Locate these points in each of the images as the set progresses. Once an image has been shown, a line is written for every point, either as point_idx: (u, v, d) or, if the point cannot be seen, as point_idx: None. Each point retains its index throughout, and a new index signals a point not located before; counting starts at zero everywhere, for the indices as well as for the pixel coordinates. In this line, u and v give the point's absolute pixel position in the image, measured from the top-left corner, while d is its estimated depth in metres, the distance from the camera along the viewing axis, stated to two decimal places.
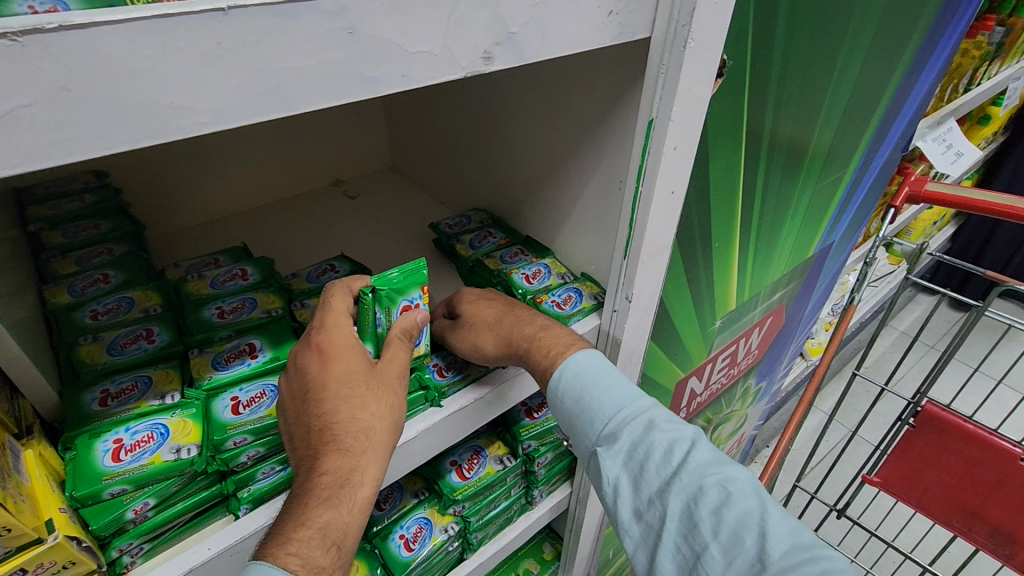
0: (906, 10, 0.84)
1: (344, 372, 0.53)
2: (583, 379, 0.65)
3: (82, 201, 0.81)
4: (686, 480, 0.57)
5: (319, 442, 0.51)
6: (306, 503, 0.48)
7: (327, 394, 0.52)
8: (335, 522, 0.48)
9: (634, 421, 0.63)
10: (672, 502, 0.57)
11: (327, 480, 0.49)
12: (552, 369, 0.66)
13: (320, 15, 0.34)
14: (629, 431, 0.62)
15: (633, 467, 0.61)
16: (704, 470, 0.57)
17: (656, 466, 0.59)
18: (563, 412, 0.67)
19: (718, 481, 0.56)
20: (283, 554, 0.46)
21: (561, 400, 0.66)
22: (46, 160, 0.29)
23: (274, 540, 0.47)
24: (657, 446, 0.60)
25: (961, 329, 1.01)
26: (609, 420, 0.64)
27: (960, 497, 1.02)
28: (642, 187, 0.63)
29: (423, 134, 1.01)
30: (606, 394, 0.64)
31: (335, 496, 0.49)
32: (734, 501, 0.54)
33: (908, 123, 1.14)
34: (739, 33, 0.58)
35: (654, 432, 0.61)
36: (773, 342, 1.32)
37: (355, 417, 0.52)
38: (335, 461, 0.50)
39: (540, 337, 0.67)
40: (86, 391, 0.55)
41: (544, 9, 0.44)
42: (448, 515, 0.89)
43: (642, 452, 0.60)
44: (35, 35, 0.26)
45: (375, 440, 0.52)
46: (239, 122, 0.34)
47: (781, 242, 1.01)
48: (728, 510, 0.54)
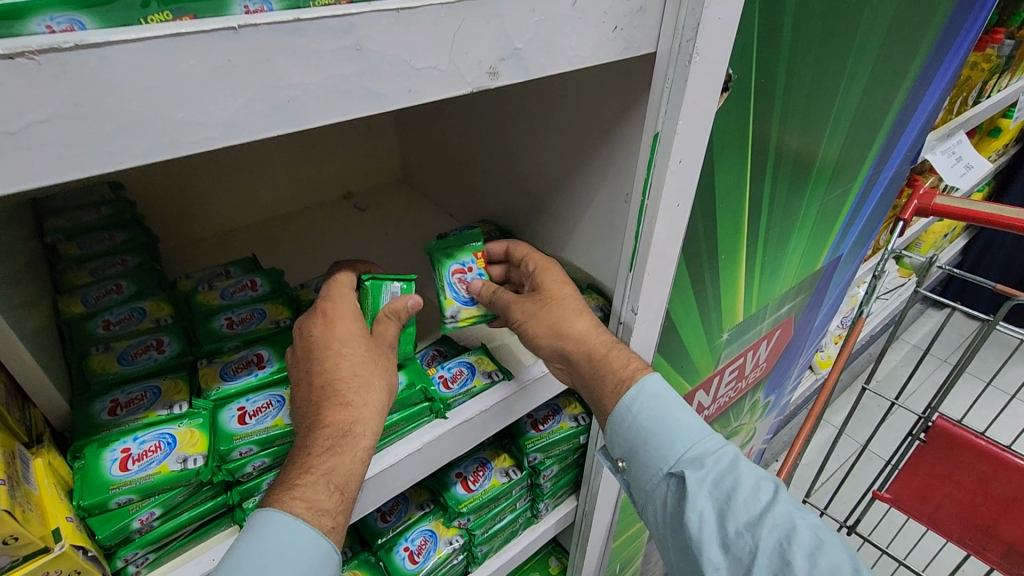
0: (914, 23, 0.84)
1: (346, 333, 0.56)
2: (666, 401, 0.64)
3: (97, 213, 0.82)
4: (778, 518, 0.57)
5: (322, 396, 0.53)
6: (309, 453, 0.51)
7: (331, 351, 0.55)
8: (338, 469, 0.51)
9: (719, 451, 0.62)
10: (765, 537, 0.56)
11: (330, 431, 0.51)
12: (629, 387, 0.65)
13: (328, 33, 0.34)
14: (715, 459, 0.62)
15: (718, 498, 0.60)
16: (794, 513, 0.58)
17: (745, 500, 0.59)
18: (639, 432, 0.65)
19: (809, 526, 0.56)
20: (289, 499, 0.48)
21: (637, 416, 0.64)
22: (58, 175, 0.30)
23: (280, 487, 0.50)
24: (746, 480, 0.60)
25: (972, 343, 0.99)
26: (693, 446, 0.63)
27: (973, 514, 1.00)
28: (647, 200, 0.63)
29: (432, 147, 1.02)
30: (688, 420, 0.64)
31: (337, 445, 0.51)
32: (827, 547, 0.55)
33: (917, 135, 1.13)
34: (745, 47, 0.58)
35: (741, 466, 0.61)
36: (782, 356, 1.31)
37: (355, 374, 0.55)
38: (337, 414, 0.52)
39: (614, 355, 0.66)
40: (96, 400, 0.56)
41: (549, 25, 0.44)
42: (453, 528, 0.88)
43: (729, 483, 0.60)
44: (51, 54, 0.27)
45: (375, 394, 0.55)
46: (247, 137, 0.35)
47: (789, 254, 1.00)
48: (822, 555, 0.54)
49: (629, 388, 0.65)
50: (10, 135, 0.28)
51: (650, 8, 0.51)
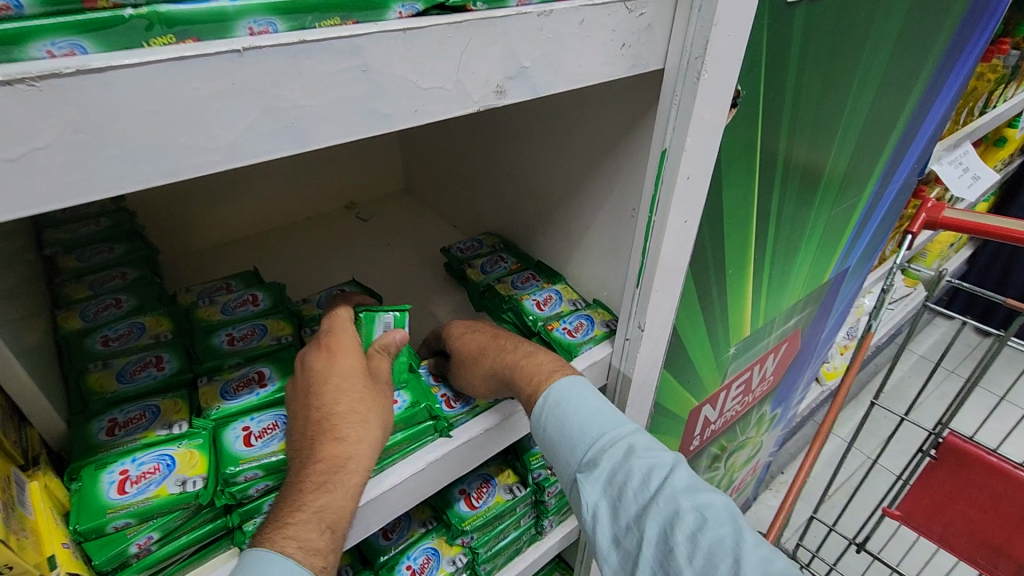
0: (920, 37, 0.84)
1: (346, 368, 0.56)
2: (562, 405, 0.61)
3: (96, 225, 0.83)
4: (662, 505, 0.52)
5: (315, 431, 0.52)
6: (301, 490, 0.49)
7: (328, 385, 0.54)
8: (330, 506, 0.49)
9: (615, 445, 0.58)
10: (649, 527, 0.52)
11: (322, 467, 0.50)
12: (536, 396, 0.62)
13: (333, 54, 0.34)
14: (608, 455, 0.57)
15: (610, 493, 0.56)
16: (681, 495, 0.52)
17: (633, 492, 0.54)
18: (547, 439, 0.62)
19: (693, 507, 0.51)
20: (280, 539, 0.47)
21: (544, 425, 0.62)
22: (56, 202, 0.29)
23: (272, 525, 0.48)
24: (635, 471, 0.55)
25: (983, 358, 0.98)
26: (591, 445, 0.59)
27: (984, 531, 0.98)
28: (654, 216, 0.62)
29: (436, 160, 1.01)
30: (583, 418, 0.60)
31: (330, 482, 0.50)
32: (711, 527, 0.50)
33: (924, 147, 1.12)
34: (753, 64, 0.58)
35: (633, 457, 0.56)
36: (788, 369, 1.30)
37: (351, 408, 0.54)
38: (332, 449, 0.51)
39: (524, 364, 0.65)
40: (94, 420, 0.55)
41: (557, 44, 0.44)
42: (456, 546, 0.87)
43: (621, 476, 0.56)
44: (51, 80, 0.26)
45: (371, 431, 0.54)
46: (251, 160, 0.34)
47: (796, 268, 0.99)
48: (703, 537, 0.49)
49: (536, 402, 0.63)
50: (10, 163, 0.27)
51: (657, 25, 0.50)
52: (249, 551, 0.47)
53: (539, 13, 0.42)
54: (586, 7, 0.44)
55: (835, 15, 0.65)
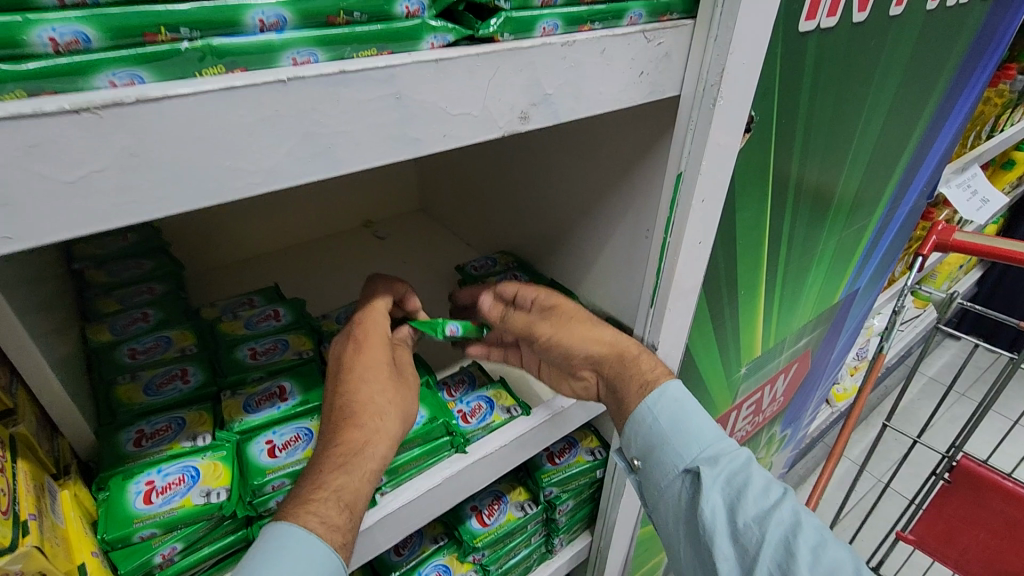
0: (930, 64, 0.86)
1: (370, 359, 0.58)
2: (686, 403, 0.62)
3: (124, 240, 0.85)
4: (786, 514, 0.56)
5: (337, 417, 0.54)
6: (322, 470, 0.51)
7: (354, 373, 0.57)
8: (349, 487, 0.50)
9: (733, 451, 0.61)
10: (773, 531, 0.55)
11: (343, 449, 0.52)
12: (651, 387, 0.63)
13: (370, 84, 0.36)
14: (729, 459, 0.60)
15: (730, 494, 0.58)
16: (802, 511, 0.56)
17: (755, 496, 0.57)
18: (655, 432, 0.63)
19: (814, 524, 0.55)
20: (301, 514, 0.47)
21: (656, 418, 0.62)
22: (109, 221, 0.31)
23: (295, 501, 0.49)
24: (757, 478, 0.58)
25: (996, 381, 0.97)
26: (710, 444, 0.61)
27: (999, 559, 0.97)
28: (669, 237, 0.63)
29: (453, 180, 1.03)
30: (706, 421, 0.62)
31: (349, 462, 0.51)
32: (830, 545, 0.53)
33: (934, 169, 1.14)
34: (767, 90, 0.59)
35: (753, 467, 0.60)
36: (799, 389, 1.30)
37: (372, 397, 0.56)
38: (352, 433, 0.53)
39: (642, 358, 0.65)
40: (122, 431, 0.56)
41: (579, 72, 0.46)
42: (467, 563, 0.87)
43: (741, 480, 0.59)
44: (114, 108, 0.28)
45: (390, 420, 0.55)
46: (290, 182, 0.36)
47: (807, 287, 1.00)
48: (828, 552, 0.52)
49: (650, 393, 0.63)
50: (69, 185, 0.29)
51: (675, 54, 0.52)
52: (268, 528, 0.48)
53: (563, 44, 0.44)
54: (607, 37, 0.46)
55: (846, 45, 0.66)
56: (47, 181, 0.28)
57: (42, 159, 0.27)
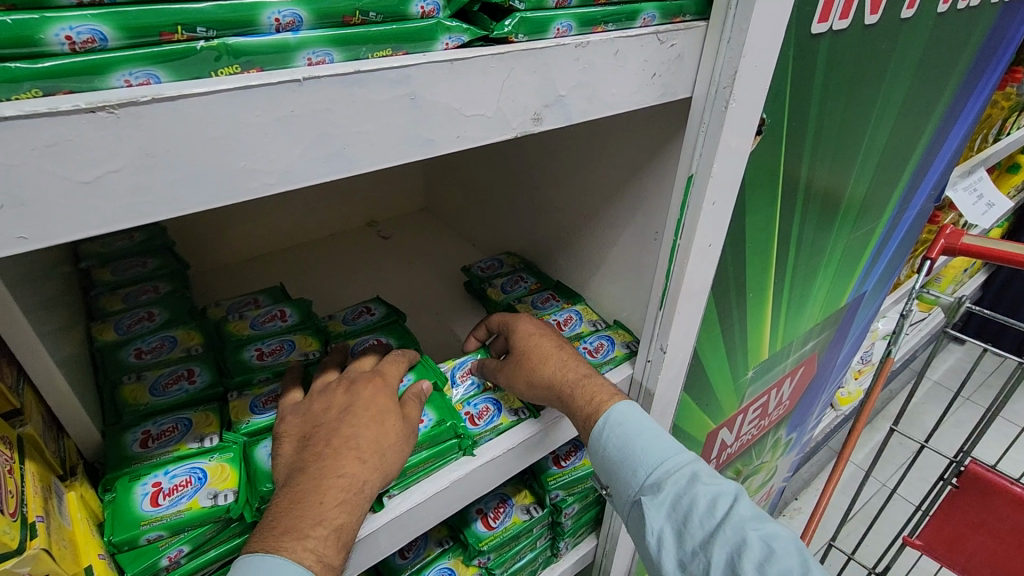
0: (940, 67, 0.85)
1: (382, 403, 0.57)
2: (628, 428, 0.62)
3: (130, 238, 0.85)
4: (729, 533, 0.54)
5: (340, 446, 0.51)
6: (319, 502, 0.48)
7: (365, 412, 0.55)
8: (346, 525, 0.48)
9: (678, 471, 0.60)
10: (716, 552, 0.54)
11: (344, 482, 0.49)
12: (594, 418, 0.64)
13: (386, 84, 0.35)
14: (673, 482, 0.59)
15: (675, 518, 0.58)
16: (749, 524, 0.55)
17: (699, 518, 0.56)
18: (605, 461, 0.64)
19: (760, 536, 0.53)
20: (299, 550, 0.45)
21: (604, 448, 0.63)
22: (124, 221, 0.30)
23: (286, 531, 0.46)
24: (702, 497, 0.57)
25: (1006, 386, 0.96)
26: (654, 469, 0.61)
27: (1007, 565, 0.96)
28: (679, 240, 0.63)
29: (459, 181, 1.03)
30: (649, 444, 0.62)
31: (349, 499, 0.49)
32: (778, 556, 0.52)
33: (942, 173, 1.13)
34: (779, 93, 0.59)
35: (697, 485, 0.58)
36: (805, 393, 1.29)
37: (378, 435, 0.54)
38: (353, 467, 0.50)
39: (583, 384, 0.66)
40: (128, 431, 0.56)
41: (592, 74, 0.45)
42: (472, 566, 0.87)
43: (686, 503, 0.58)
44: (129, 107, 0.28)
45: (391, 459, 0.53)
46: (303, 183, 0.35)
47: (815, 290, 1.00)
48: (772, 565, 0.51)
49: (594, 423, 0.64)
50: (84, 185, 0.28)
51: (687, 56, 0.52)
52: (254, 559, 0.45)
53: (577, 44, 0.43)
54: (621, 38, 0.46)
55: (857, 47, 0.66)
56: (62, 180, 0.28)
57: (57, 159, 0.27)
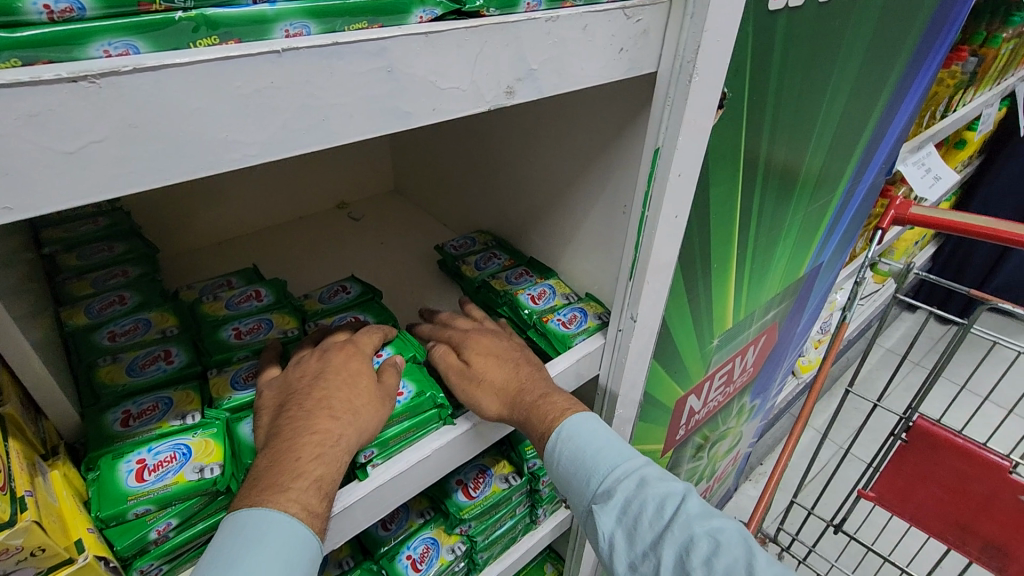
0: (889, 43, 0.89)
1: (353, 366, 0.59)
2: (576, 436, 0.63)
3: (94, 224, 0.83)
4: (677, 531, 0.55)
5: (313, 406, 0.53)
6: (297, 457, 0.49)
7: (336, 376, 0.57)
8: (326, 477, 0.50)
9: (627, 476, 0.60)
10: (666, 552, 0.55)
11: (318, 437, 0.51)
12: (550, 433, 0.64)
13: (363, 56, 0.36)
14: (622, 487, 0.60)
15: (625, 523, 0.58)
16: (696, 520, 0.55)
17: (648, 520, 0.57)
18: (558, 470, 0.65)
19: (709, 532, 0.54)
20: (282, 501, 0.47)
21: (556, 457, 0.64)
22: (108, 192, 0.31)
23: (267, 486, 0.48)
24: (649, 500, 0.58)
25: (949, 346, 1.02)
26: (604, 477, 0.61)
27: (953, 512, 1.05)
28: (647, 211, 0.65)
29: (428, 159, 1.03)
30: (599, 451, 0.63)
31: (326, 452, 0.51)
32: (726, 549, 0.52)
33: (892, 148, 1.19)
34: (739, 68, 0.61)
35: (645, 487, 0.59)
36: (767, 360, 1.35)
37: (351, 396, 0.56)
38: (325, 423, 0.52)
39: (540, 402, 0.65)
40: (108, 412, 0.56)
41: (562, 48, 0.47)
42: (454, 535, 0.89)
43: (635, 507, 0.58)
44: (111, 77, 0.28)
45: (366, 417, 0.55)
46: (284, 154, 0.36)
47: (775, 261, 1.04)
48: (719, 561, 0.51)
49: (549, 439, 0.64)
50: (68, 155, 0.29)
51: (652, 31, 0.53)
52: (239, 516, 0.46)
53: (547, 19, 0.45)
54: (589, 13, 0.47)
55: (813, 23, 0.69)
56: (46, 151, 0.28)
57: (41, 129, 0.27)
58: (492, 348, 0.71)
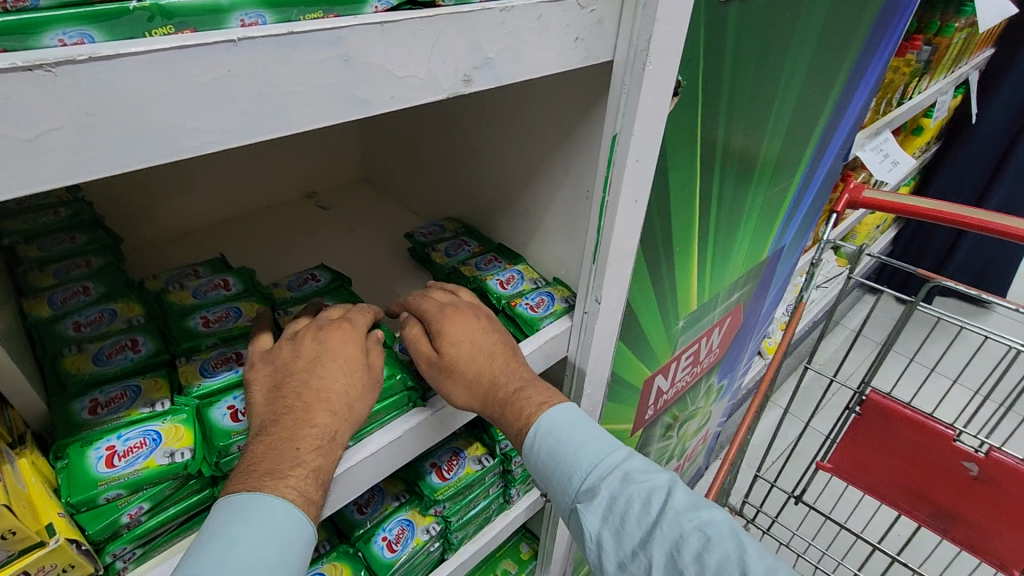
0: (841, 32, 0.93)
1: (350, 352, 0.59)
2: (557, 434, 0.65)
3: (54, 214, 0.82)
4: (665, 527, 0.58)
5: (311, 398, 0.54)
6: (296, 448, 0.51)
7: (333, 362, 0.57)
8: (322, 467, 0.52)
9: (611, 473, 0.63)
10: (655, 547, 0.58)
11: (317, 431, 0.52)
12: (527, 430, 0.66)
13: (319, 45, 0.37)
14: (607, 484, 0.62)
15: (612, 520, 0.61)
16: (683, 515, 0.58)
17: (636, 518, 0.60)
18: (541, 468, 0.66)
19: (697, 527, 0.57)
20: (281, 489, 0.49)
21: (537, 455, 0.66)
22: (66, 179, 0.32)
23: (266, 472, 0.50)
24: (636, 496, 0.60)
25: (899, 321, 1.07)
26: (588, 474, 0.64)
27: (905, 481, 1.11)
28: (607, 196, 0.67)
29: (397, 148, 1.04)
30: (582, 449, 0.65)
31: (324, 445, 0.52)
32: (715, 543, 0.56)
33: (848, 134, 1.23)
34: (692, 57, 0.64)
35: (630, 484, 0.61)
36: (733, 341, 1.40)
37: (348, 386, 0.56)
38: (323, 416, 0.53)
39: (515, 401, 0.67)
40: (75, 400, 0.56)
41: (517, 37, 0.48)
42: (429, 516, 0.91)
43: (622, 503, 0.61)
44: (66, 66, 0.29)
45: (361, 407, 0.56)
46: (243, 142, 0.37)
47: (737, 244, 1.08)
48: (709, 556, 0.55)
49: (526, 435, 0.66)
50: (25, 143, 0.29)
51: (607, 20, 0.55)
52: (237, 499, 0.48)
53: (501, 9, 0.46)
54: (544, 4, 0.49)
55: (764, 13, 0.72)
56: (4, 138, 0.29)
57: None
58: (470, 333, 0.70)
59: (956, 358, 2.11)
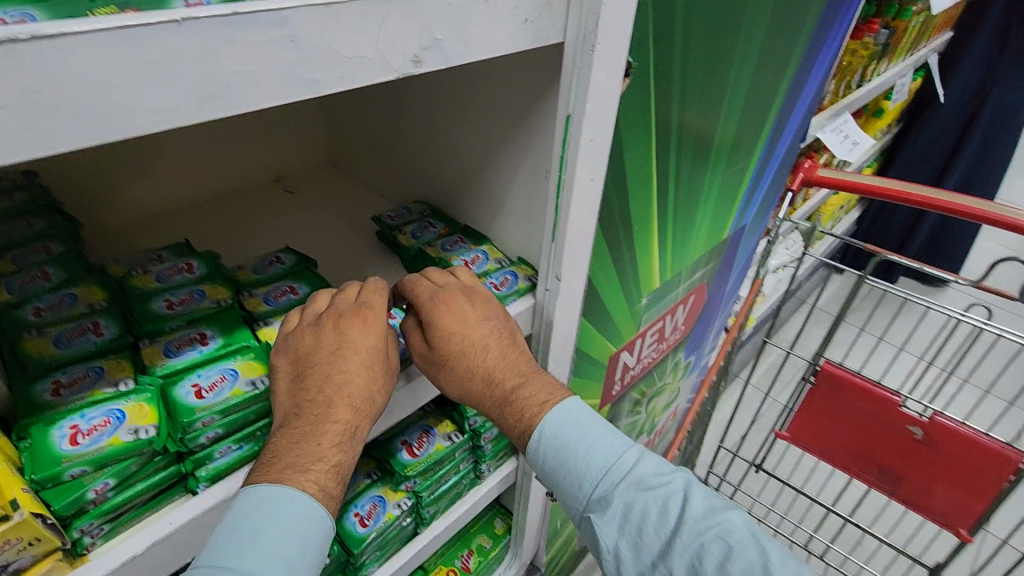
0: (792, 15, 0.96)
1: (371, 344, 0.61)
2: (564, 441, 0.69)
3: (9, 200, 0.80)
4: (685, 536, 0.63)
5: (332, 395, 0.57)
6: (319, 443, 0.55)
7: (354, 355, 0.60)
8: (341, 462, 0.56)
9: (623, 482, 0.68)
10: (675, 554, 0.63)
11: (338, 428, 0.56)
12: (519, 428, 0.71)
13: (265, 25, 0.38)
14: (621, 493, 0.67)
15: (630, 527, 0.66)
16: (701, 524, 0.63)
17: (654, 526, 0.65)
18: (552, 476, 0.71)
19: (716, 535, 0.62)
20: (303, 481, 0.53)
21: (545, 462, 0.71)
22: (13, 156, 0.32)
23: (290, 465, 0.54)
24: (652, 506, 0.66)
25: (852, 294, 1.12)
26: (600, 483, 0.68)
27: (857, 446, 1.17)
28: (564, 175, 0.70)
29: (361, 131, 1.04)
30: (592, 459, 0.69)
31: (344, 441, 0.56)
32: (736, 552, 0.61)
33: (804, 115, 1.27)
34: (641, 38, 0.66)
35: (644, 493, 0.66)
36: (698, 319, 1.44)
37: (366, 382, 0.59)
38: (345, 413, 0.57)
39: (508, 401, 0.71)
40: (36, 383, 0.57)
41: (465, 17, 0.50)
42: (401, 491, 0.93)
43: (638, 513, 0.66)
44: (8, 44, 0.30)
45: (376, 403, 0.60)
46: (192, 121, 0.38)
47: (697, 223, 1.11)
48: (731, 564, 0.60)
49: (528, 435, 0.71)
50: None
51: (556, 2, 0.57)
52: (261, 488, 0.53)
53: None
54: None
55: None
56: None
57: None
58: (463, 330, 0.68)
59: (911, 332, 2.20)
